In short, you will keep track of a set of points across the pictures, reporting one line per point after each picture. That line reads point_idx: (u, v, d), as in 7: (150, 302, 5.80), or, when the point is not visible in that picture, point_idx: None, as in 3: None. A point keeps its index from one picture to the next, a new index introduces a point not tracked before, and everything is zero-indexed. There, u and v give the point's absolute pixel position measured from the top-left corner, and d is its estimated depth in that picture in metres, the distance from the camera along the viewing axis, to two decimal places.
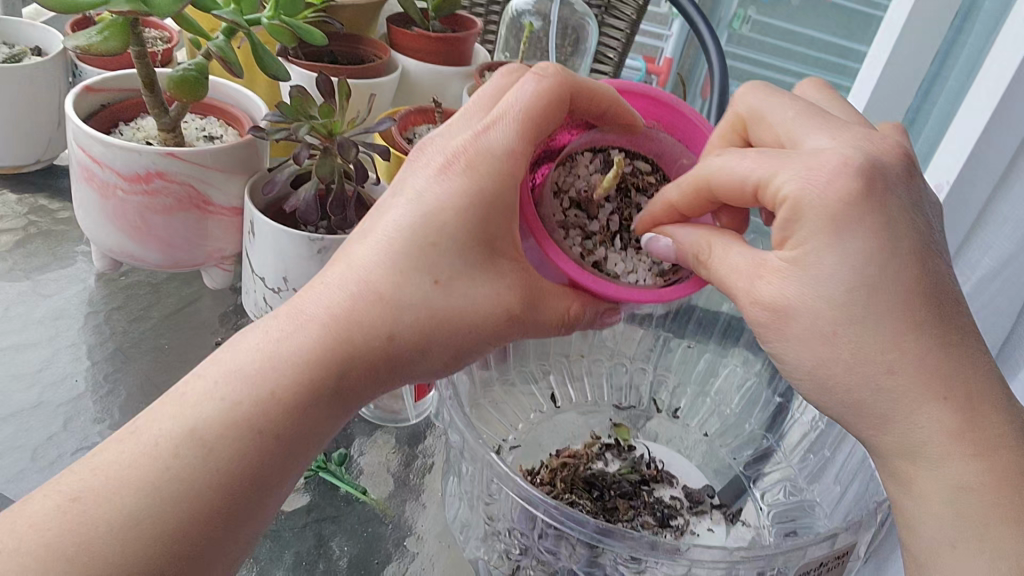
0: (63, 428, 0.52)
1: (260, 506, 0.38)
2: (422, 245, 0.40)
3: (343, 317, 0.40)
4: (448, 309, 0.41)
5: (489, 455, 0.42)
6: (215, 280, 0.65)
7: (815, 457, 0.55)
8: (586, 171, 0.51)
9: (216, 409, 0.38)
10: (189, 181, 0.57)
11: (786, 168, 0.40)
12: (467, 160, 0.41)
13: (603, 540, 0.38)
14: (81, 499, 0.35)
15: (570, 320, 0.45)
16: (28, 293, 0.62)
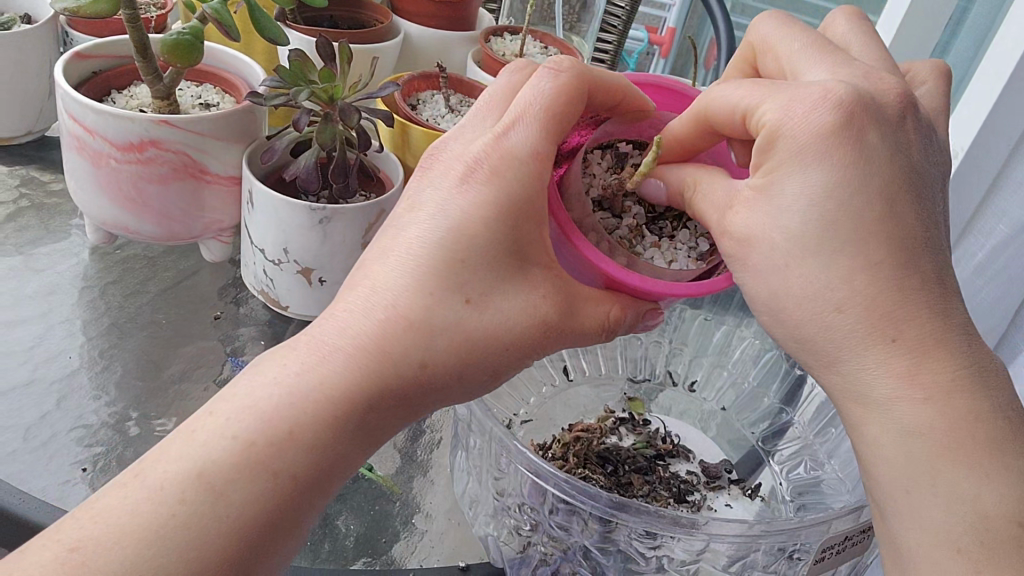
0: (57, 406, 0.50)
1: (278, 544, 0.36)
2: (449, 263, 0.39)
3: (373, 346, 0.38)
4: (481, 330, 0.39)
5: (502, 428, 0.40)
6: (213, 253, 0.63)
7: (835, 430, 0.54)
8: (602, 166, 0.50)
9: (227, 448, 0.35)
10: (187, 150, 0.54)
11: (770, 99, 0.39)
12: (491, 166, 0.40)
13: (618, 514, 0.37)
14: (81, 550, 0.33)
15: (612, 324, 0.44)
16: (19, 267, 0.60)
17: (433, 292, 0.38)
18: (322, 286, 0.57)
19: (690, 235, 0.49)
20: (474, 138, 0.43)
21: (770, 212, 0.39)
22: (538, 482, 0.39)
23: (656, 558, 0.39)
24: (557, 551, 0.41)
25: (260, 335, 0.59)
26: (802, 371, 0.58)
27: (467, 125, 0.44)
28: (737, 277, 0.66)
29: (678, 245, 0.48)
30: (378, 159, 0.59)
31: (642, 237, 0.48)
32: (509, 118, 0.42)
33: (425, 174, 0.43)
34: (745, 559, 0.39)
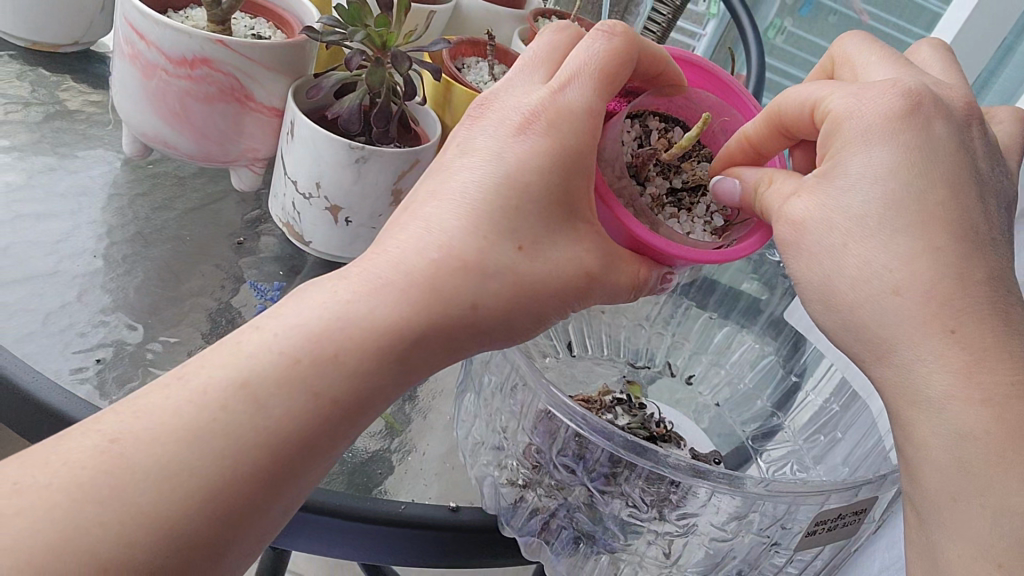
0: (77, 299, 0.52)
1: (311, 467, 0.36)
2: (505, 210, 0.40)
3: (425, 282, 0.38)
4: (530, 274, 0.40)
5: (533, 371, 0.42)
6: (243, 181, 0.64)
7: (824, 438, 0.55)
8: (632, 134, 0.51)
9: (273, 362, 0.36)
10: (236, 74, 0.55)
11: (839, 90, 0.43)
12: (548, 118, 0.42)
13: (630, 456, 0.39)
14: (121, 443, 0.33)
15: (640, 285, 0.45)
16: (54, 166, 0.61)
17: (483, 236, 0.40)
18: (346, 226, 0.58)
19: (707, 207, 0.51)
20: (526, 90, 0.44)
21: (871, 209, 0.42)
22: (552, 419, 0.41)
23: (656, 508, 0.40)
24: (556, 499, 0.43)
25: (277, 264, 0.61)
26: (797, 377, 0.59)
27: (515, 79, 0.45)
28: (748, 285, 0.64)
29: (696, 218, 0.51)
30: (419, 113, 0.60)
31: (664, 208, 0.50)
32: (560, 79, 0.43)
33: (478, 120, 0.45)
34: (741, 520, 0.40)
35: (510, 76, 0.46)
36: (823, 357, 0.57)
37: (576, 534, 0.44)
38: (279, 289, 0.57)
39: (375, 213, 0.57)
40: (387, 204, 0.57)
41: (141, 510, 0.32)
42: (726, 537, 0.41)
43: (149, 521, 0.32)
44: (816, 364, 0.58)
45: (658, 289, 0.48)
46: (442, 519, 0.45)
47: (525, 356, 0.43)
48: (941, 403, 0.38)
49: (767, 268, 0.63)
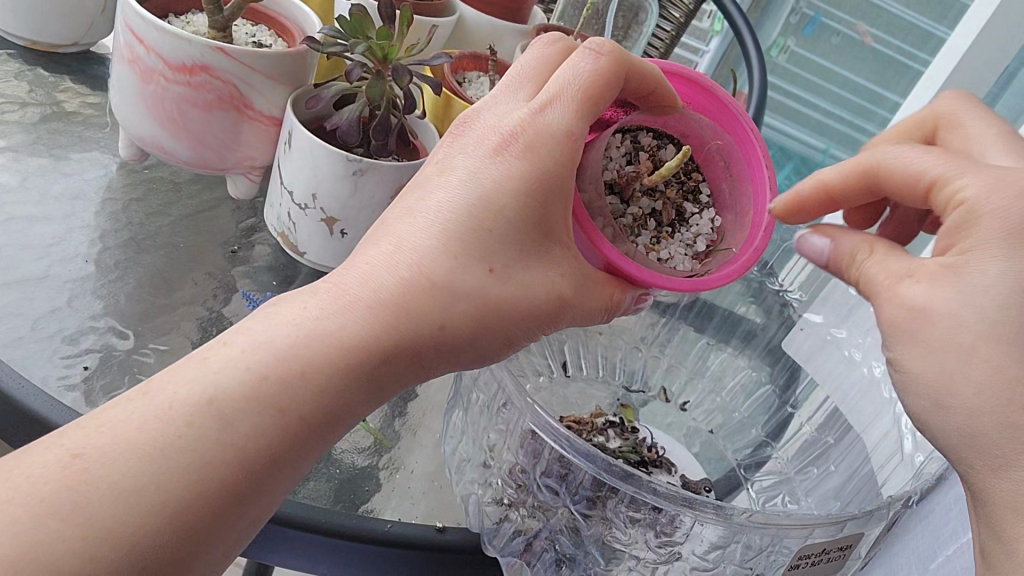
0: (67, 304, 0.51)
1: (277, 480, 0.36)
2: (477, 230, 0.40)
3: (391, 300, 0.38)
4: (501, 295, 0.40)
5: (519, 388, 0.41)
6: (239, 189, 0.63)
7: (816, 471, 0.55)
8: (619, 151, 0.52)
9: (239, 379, 0.35)
10: (235, 81, 0.55)
11: (976, 173, 0.39)
12: (526, 141, 0.41)
13: (614, 481, 0.38)
14: (84, 457, 0.33)
15: (615, 306, 0.46)
16: (49, 168, 0.61)
17: (454, 256, 0.39)
18: (342, 238, 0.57)
19: (692, 233, 0.51)
20: (510, 109, 0.44)
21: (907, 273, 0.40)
22: (538, 439, 0.41)
23: (638, 532, 0.40)
24: (540, 522, 0.43)
25: (271, 275, 0.60)
26: (793, 408, 0.59)
27: (499, 97, 0.45)
28: (745, 310, 0.64)
29: (679, 241, 0.51)
30: (418, 127, 0.60)
31: (644, 227, 0.51)
32: (542, 98, 0.43)
33: (456, 139, 0.44)
34: (722, 549, 0.40)
35: (495, 93, 0.45)
36: (819, 388, 0.58)
37: (559, 556, 0.43)
38: None
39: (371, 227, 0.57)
40: None
41: (103, 527, 0.31)
42: (707, 567, 0.41)
43: (110, 536, 0.31)
44: (811, 394, 0.58)
45: (634, 308, 0.50)
46: (426, 539, 0.44)
47: (513, 379, 0.42)
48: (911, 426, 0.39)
49: (767, 297, 0.64)
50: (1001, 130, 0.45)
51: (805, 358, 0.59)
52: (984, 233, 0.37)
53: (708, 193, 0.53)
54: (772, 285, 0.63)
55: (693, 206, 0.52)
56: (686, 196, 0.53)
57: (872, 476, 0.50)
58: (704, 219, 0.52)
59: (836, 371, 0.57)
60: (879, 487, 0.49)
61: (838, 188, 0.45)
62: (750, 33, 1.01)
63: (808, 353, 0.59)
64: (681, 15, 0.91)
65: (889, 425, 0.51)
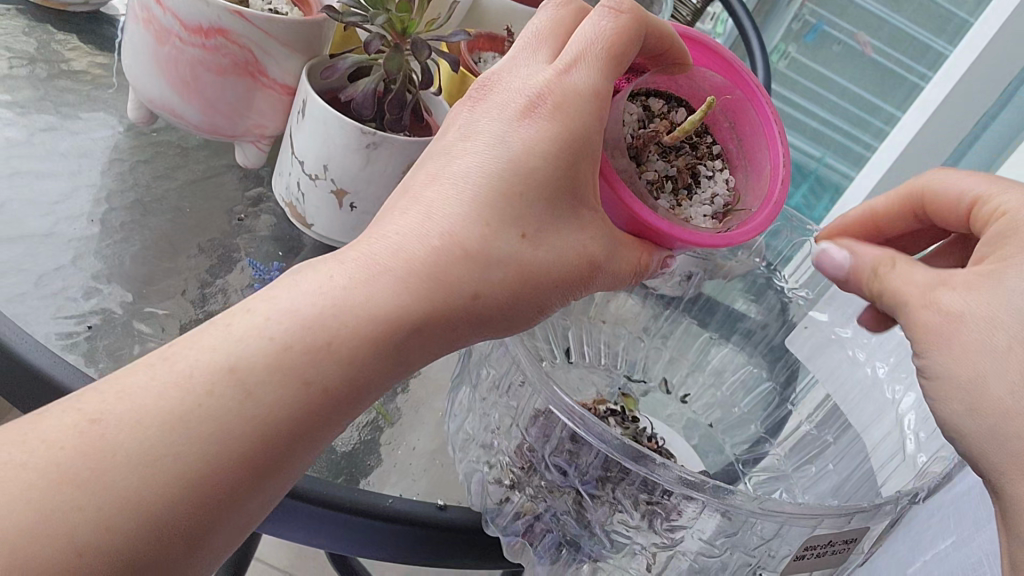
0: (71, 263, 0.51)
1: (301, 454, 0.35)
2: (509, 197, 0.40)
3: (423, 269, 0.38)
4: (534, 262, 0.40)
5: (537, 366, 0.41)
6: (247, 157, 0.62)
7: (814, 468, 0.55)
8: (634, 115, 0.50)
9: (262, 347, 0.35)
10: (250, 46, 0.54)
11: (1009, 193, 0.42)
12: (555, 100, 0.41)
13: (625, 461, 0.38)
14: (102, 423, 0.32)
15: (640, 269, 0.45)
16: (56, 125, 0.60)
17: (489, 224, 0.39)
18: (351, 211, 0.57)
19: (709, 193, 0.50)
20: (533, 71, 0.43)
21: (939, 282, 0.40)
22: (549, 415, 0.40)
23: (644, 515, 0.40)
24: (544, 502, 0.42)
25: (276, 245, 0.60)
26: (793, 406, 0.59)
27: (519, 59, 0.44)
28: (745, 307, 0.64)
29: (697, 199, 0.49)
30: (432, 103, 0.59)
31: (663, 190, 0.49)
32: (566, 58, 0.42)
33: (479, 103, 0.43)
34: (730, 536, 0.40)
35: (513, 55, 0.45)
36: (820, 387, 0.58)
37: (560, 539, 0.43)
38: (279, 268, 0.56)
39: (381, 201, 0.56)
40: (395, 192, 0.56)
41: (121, 497, 0.31)
42: (714, 554, 0.41)
43: (128, 507, 0.31)
44: (810, 393, 0.59)
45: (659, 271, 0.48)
46: (429, 517, 0.44)
47: (529, 355, 0.42)
48: None
49: (769, 295, 0.64)
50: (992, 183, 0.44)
51: (806, 356, 0.60)
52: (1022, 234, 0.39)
53: (719, 157, 0.52)
54: (776, 282, 0.63)
55: (708, 169, 0.51)
56: (701, 160, 0.51)
57: (873, 473, 0.50)
58: (719, 180, 0.51)
59: (839, 372, 0.57)
60: (879, 485, 0.48)
61: (883, 218, 0.50)
62: (755, 31, 1.00)
63: (810, 352, 0.59)
64: (690, 14, 0.91)
65: (889, 426, 0.52)
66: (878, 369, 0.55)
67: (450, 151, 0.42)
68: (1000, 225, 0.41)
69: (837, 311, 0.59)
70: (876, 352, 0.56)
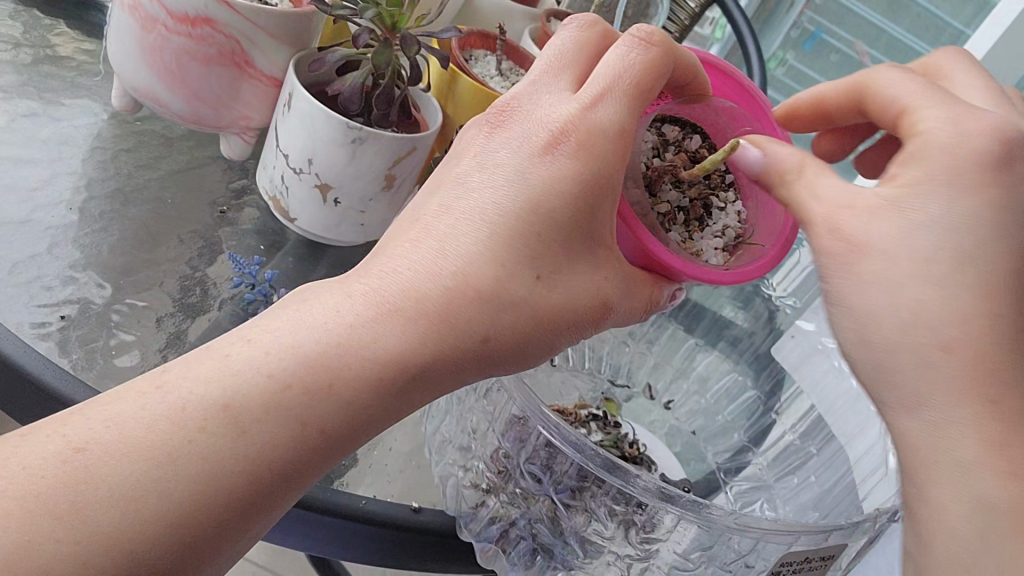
0: (48, 252, 0.50)
1: (288, 495, 0.34)
2: (529, 236, 0.38)
3: (437, 311, 0.36)
4: (551, 306, 0.39)
5: (529, 389, 0.40)
6: (232, 149, 0.61)
7: (796, 480, 0.54)
8: (649, 144, 0.49)
9: (260, 384, 0.33)
10: (237, 37, 0.53)
11: (937, 109, 0.39)
12: (579, 139, 0.39)
13: (600, 472, 0.37)
14: (84, 452, 0.31)
15: (651, 304, 0.44)
16: (38, 111, 0.59)
17: (505, 266, 0.37)
18: (335, 207, 0.56)
19: (720, 225, 0.49)
20: (556, 101, 0.41)
21: (845, 203, 0.38)
22: (525, 422, 0.40)
23: (619, 526, 0.39)
24: (519, 509, 0.42)
25: (258, 239, 0.59)
26: (776, 416, 0.59)
27: (537, 85, 0.42)
28: (734, 315, 0.64)
29: (708, 231, 0.48)
30: (421, 100, 0.59)
31: (675, 223, 0.48)
32: (591, 91, 0.40)
33: (497, 130, 0.41)
34: (706, 550, 0.39)
35: (532, 78, 0.43)
36: (804, 397, 0.57)
37: (534, 546, 0.42)
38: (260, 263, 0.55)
39: (366, 198, 0.56)
40: (379, 189, 0.55)
41: (104, 536, 0.29)
42: (689, 567, 0.40)
43: (108, 543, 0.29)
44: (794, 403, 0.58)
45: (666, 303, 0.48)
46: (406, 520, 0.43)
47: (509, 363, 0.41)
48: (892, 425, 0.39)
49: (757, 303, 0.64)
50: (926, 83, 0.42)
51: (793, 365, 0.59)
52: (930, 165, 0.37)
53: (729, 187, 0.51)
54: (766, 290, 0.63)
55: (719, 200, 0.50)
56: (712, 190, 0.50)
57: (852, 486, 0.49)
58: (729, 212, 0.50)
59: (824, 382, 0.56)
60: (861, 501, 0.47)
61: (833, 103, 0.49)
62: (752, 37, 0.98)
63: (796, 361, 0.58)
64: (687, 18, 0.91)
65: (874, 439, 0.50)
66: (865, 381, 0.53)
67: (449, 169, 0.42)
68: (916, 145, 0.38)
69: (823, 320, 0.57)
70: None
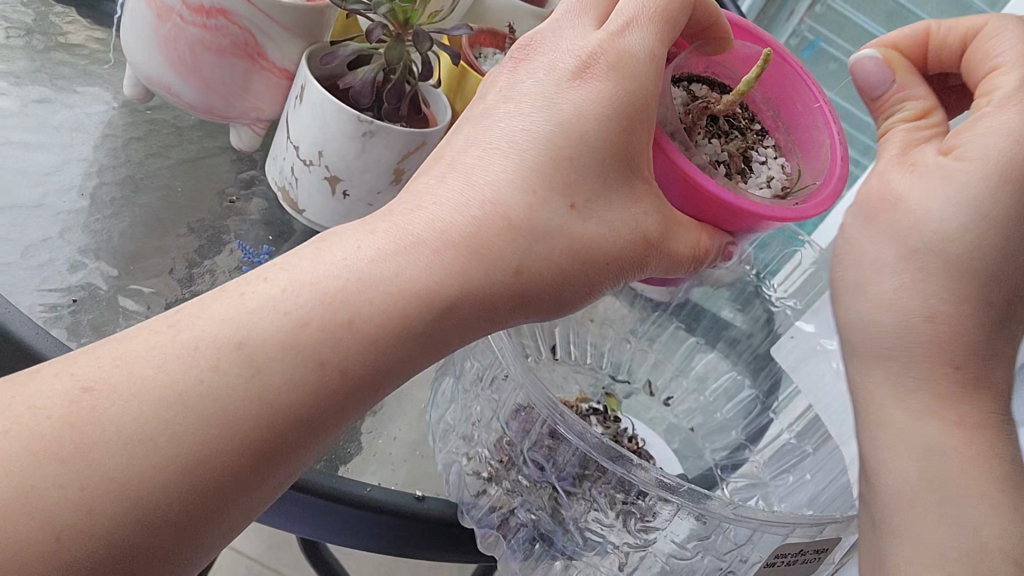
0: (59, 236, 0.51)
1: (311, 435, 0.34)
2: (556, 166, 0.39)
3: (465, 240, 0.38)
4: (586, 234, 0.40)
5: (533, 373, 0.40)
6: (242, 139, 0.62)
7: (792, 478, 0.55)
8: (681, 96, 0.49)
9: (276, 324, 0.34)
10: (251, 29, 0.54)
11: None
12: (606, 60, 0.40)
13: (600, 457, 0.38)
14: (94, 392, 0.32)
15: (700, 252, 0.44)
16: (51, 97, 0.59)
17: (535, 193, 0.39)
18: (343, 199, 0.56)
19: (764, 176, 0.48)
20: (579, 33, 0.42)
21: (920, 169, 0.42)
22: (530, 409, 0.40)
23: (619, 515, 0.40)
24: (521, 494, 0.42)
25: (265, 229, 0.59)
26: (774, 415, 0.59)
27: (564, 23, 0.44)
28: (733, 316, 0.65)
29: (753, 181, 0.47)
30: (431, 96, 0.59)
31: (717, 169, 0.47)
32: (617, 22, 0.42)
33: (522, 65, 0.43)
34: (703, 540, 0.40)
35: (558, 19, 0.44)
36: (801, 397, 0.58)
37: (534, 534, 0.43)
38: (268, 253, 0.56)
39: (374, 190, 0.56)
40: (387, 182, 0.56)
41: (113, 472, 0.30)
42: (685, 556, 0.41)
43: (117, 478, 0.30)
44: (792, 403, 0.59)
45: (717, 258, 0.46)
46: (407, 508, 0.44)
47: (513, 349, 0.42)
48: None
49: (757, 303, 0.65)
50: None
51: (790, 366, 0.60)
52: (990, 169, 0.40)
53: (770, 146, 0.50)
54: (767, 291, 0.65)
55: (759, 154, 0.49)
56: (750, 146, 0.49)
57: (847, 485, 0.50)
58: (772, 166, 0.49)
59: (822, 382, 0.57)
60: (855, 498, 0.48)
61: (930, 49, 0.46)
62: None
63: (795, 362, 0.60)
64: None
65: None
66: None
67: (474, 112, 0.43)
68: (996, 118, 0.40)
69: (823, 323, 0.60)
70: None
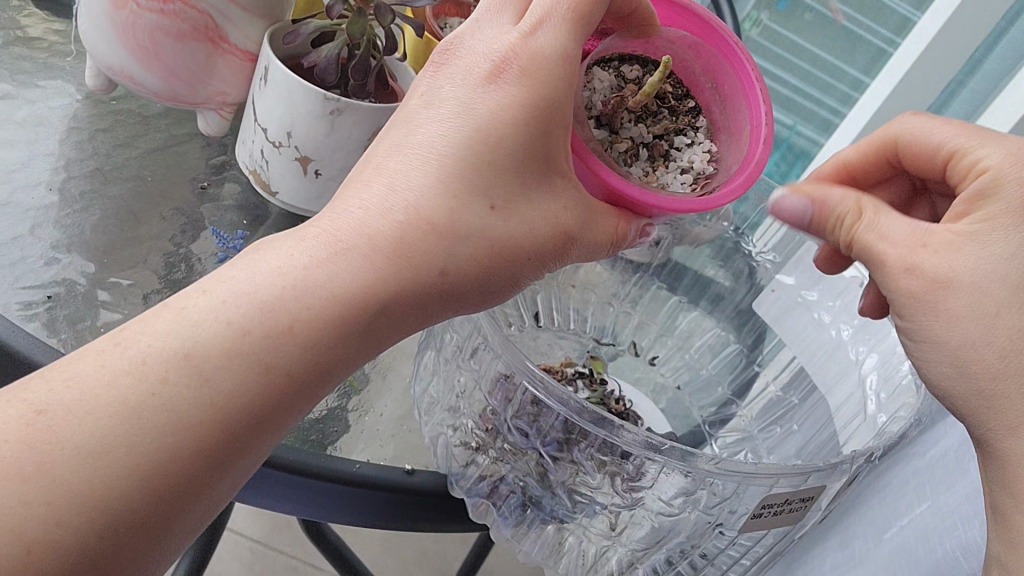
0: (29, 233, 0.50)
1: (263, 437, 0.35)
2: (479, 167, 0.38)
3: (390, 246, 0.37)
4: (507, 235, 0.39)
5: (507, 343, 0.40)
6: (209, 125, 0.61)
7: (780, 429, 0.56)
8: (604, 82, 0.48)
9: (217, 333, 0.34)
10: (211, 11, 0.53)
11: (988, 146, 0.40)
12: (523, 65, 0.39)
13: (580, 420, 0.38)
14: (47, 414, 0.32)
15: (619, 238, 0.44)
16: (12, 94, 0.59)
17: (456, 197, 0.38)
18: (316, 178, 0.56)
19: (687, 161, 0.48)
20: (495, 34, 0.40)
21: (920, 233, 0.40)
22: (510, 380, 0.41)
23: (605, 476, 0.40)
24: (510, 459, 0.43)
25: (240, 214, 0.58)
26: (759, 367, 0.60)
27: (483, 21, 0.42)
28: (713, 273, 0.63)
29: (673, 168, 0.48)
30: (398, 69, 0.58)
31: (636, 159, 0.48)
32: (530, 19, 0.40)
33: (441, 70, 0.41)
34: (690, 495, 0.40)
35: (476, 16, 0.42)
36: (787, 349, 0.59)
37: (523, 500, 0.44)
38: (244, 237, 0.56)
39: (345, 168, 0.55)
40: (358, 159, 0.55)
41: (75, 489, 0.30)
42: (672, 512, 0.41)
43: (76, 494, 0.30)
44: (777, 354, 0.59)
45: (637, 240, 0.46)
46: (396, 483, 0.44)
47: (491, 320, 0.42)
48: None
49: (737, 258, 0.62)
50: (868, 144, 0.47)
51: (773, 319, 0.60)
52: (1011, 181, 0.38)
53: (702, 123, 0.50)
54: (745, 247, 0.61)
55: (686, 136, 0.49)
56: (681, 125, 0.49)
57: (831, 436, 0.51)
58: (698, 150, 0.48)
59: (805, 332, 0.58)
60: (840, 445, 0.49)
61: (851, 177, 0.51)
62: None
63: (778, 314, 0.59)
64: None
65: (854, 386, 0.52)
66: (843, 330, 0.55)
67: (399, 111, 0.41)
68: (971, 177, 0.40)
69: (805, 275, 0.58)
70: (841, 315, 0.56)
